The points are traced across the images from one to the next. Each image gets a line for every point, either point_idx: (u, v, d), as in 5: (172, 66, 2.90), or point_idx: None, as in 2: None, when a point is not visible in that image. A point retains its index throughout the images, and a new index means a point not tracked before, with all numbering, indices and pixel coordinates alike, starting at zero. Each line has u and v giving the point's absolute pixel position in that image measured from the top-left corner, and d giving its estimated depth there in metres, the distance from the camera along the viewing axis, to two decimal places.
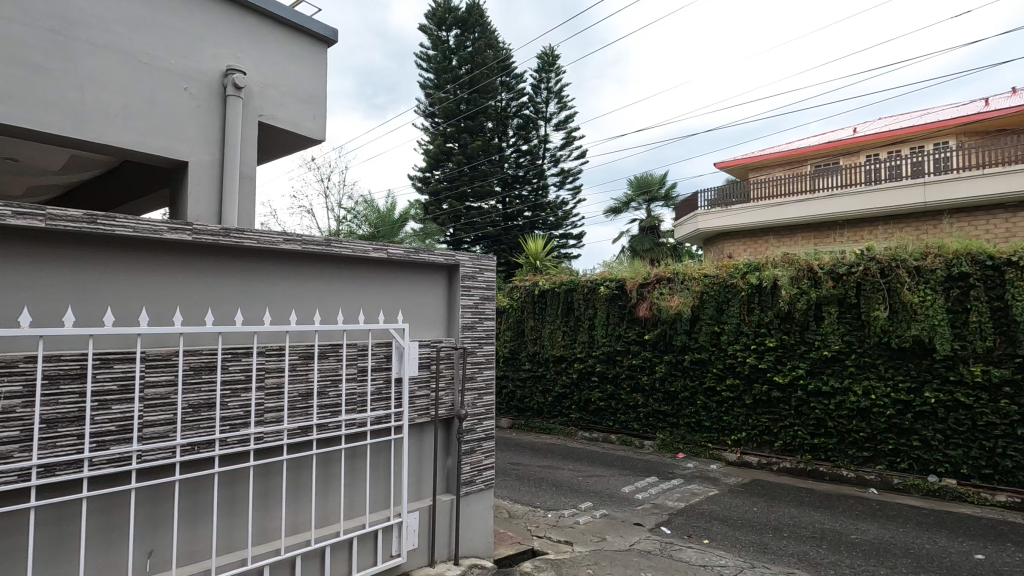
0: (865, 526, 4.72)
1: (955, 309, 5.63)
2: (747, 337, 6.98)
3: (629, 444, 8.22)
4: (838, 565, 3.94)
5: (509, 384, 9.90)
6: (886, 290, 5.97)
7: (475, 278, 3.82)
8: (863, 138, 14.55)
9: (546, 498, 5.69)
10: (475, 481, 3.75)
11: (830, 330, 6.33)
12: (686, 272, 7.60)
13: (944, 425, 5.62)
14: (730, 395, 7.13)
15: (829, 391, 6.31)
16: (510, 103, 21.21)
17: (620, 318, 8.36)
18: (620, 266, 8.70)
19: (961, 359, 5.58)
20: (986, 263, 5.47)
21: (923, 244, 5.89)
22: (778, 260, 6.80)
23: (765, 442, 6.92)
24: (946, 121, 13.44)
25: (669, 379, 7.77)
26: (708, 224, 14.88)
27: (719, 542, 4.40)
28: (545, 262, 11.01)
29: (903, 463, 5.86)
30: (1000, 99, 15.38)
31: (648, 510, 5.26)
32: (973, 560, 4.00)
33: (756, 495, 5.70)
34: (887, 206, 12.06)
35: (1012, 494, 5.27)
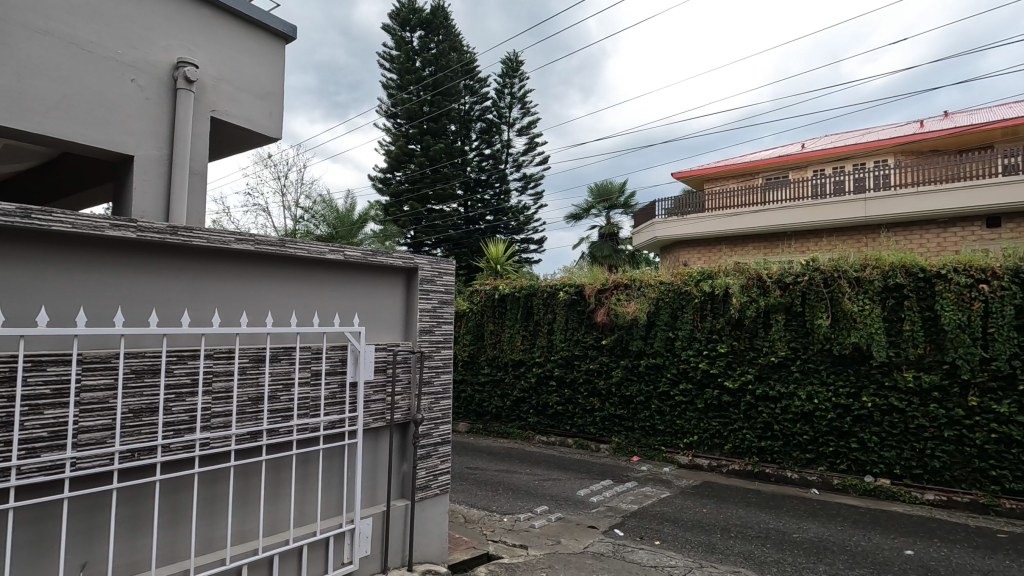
0: (807, 526, 4.93)
1: (891, 318, 5.97)
2: (700, 343, 7.19)
3: (585, 448, 8.31)
4: (780, 563, 4.10)
5: (467, 388, 9.88)
6: (828, 299, 6.28)
7: (433, 281, 3.81)
8: (809, 154, 15.24)
9: (502, 502, 5.69)
10: (430, 486, 3.73)
11: (777, 337, 6.60)
12: (643, 279, 7.76)
13: (880, 427, 5.94)
14: (683, 399, 7.32)
15: (776, 396, 6.58)
16: (474, 107, 21.58)
17: (579, 324, 8.47)
18: (579, 271, 8.81)
19: (895, 365, 5.91)
20: (919, 275, 5.81)
21: (863, 256, 6.20)
22: (729, 269, 7.05)
23: (715, 445, 7.13)
24: (885, 140, 14.23)
25: (624, 384, 7.92)
26: (665, 231, 15.26)
27: (670, 543, 4.50)
28: (506, 267, 11.05)
29: (842, 464, 6.16)
30: (934, 122, 16.37)
31: (603, 512, 5.35)
32: (903, 556, 4.24)
33: (706, 497, 5.86)
34: (831, 219, 12.68)
35: (939, 493, 5.62)
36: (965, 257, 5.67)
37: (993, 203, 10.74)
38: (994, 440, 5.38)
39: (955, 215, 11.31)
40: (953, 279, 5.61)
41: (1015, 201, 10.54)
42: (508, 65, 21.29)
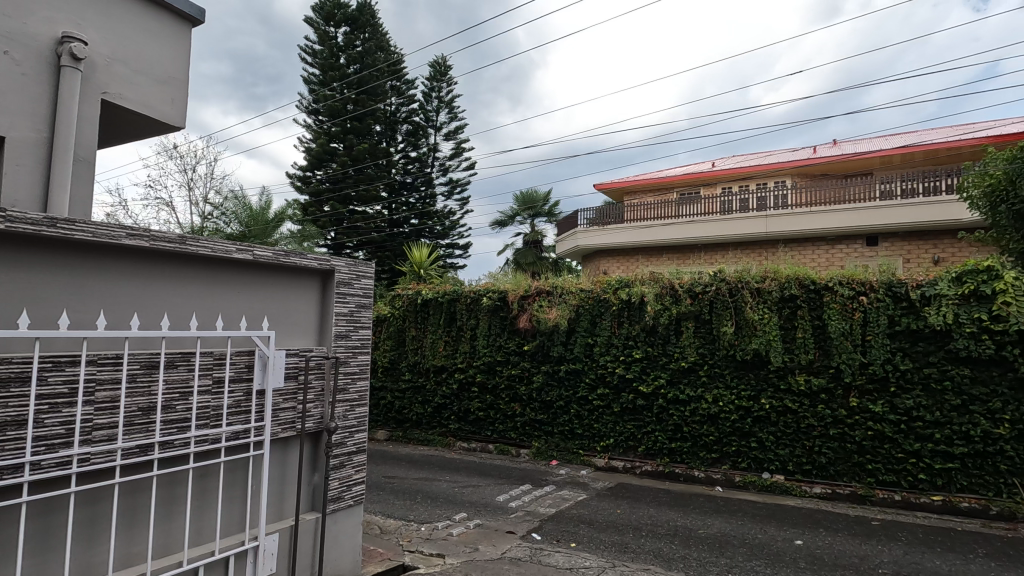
0: (711, 521, 5.22)
1: (786, 326, 6.48)
2: (617, 349, 7.45)
3: (506, 453, 8.35)
4: (687, 558, 4.32)
5: (387, 395, 9.63)
6: (733, 308, 6.72)
7: (351, 284, 3.69)
8: (718, 172, 16.29)
9: (420, 511, 5.58)
10: (344, 497, 3.59)
11: (687, 343, 6.97)
12: (564, 286, 7.94)
13: (776, 427, 6.42)
14: (601, 403, 7.54)
15: (685, 399, 6.94)
16: (400, 108, 21.43)
17: (501, 330, 8.52)
18: (503, 277, 8.86)
19: (789, 369, 6.41)
20: (810, 286, 6.36)
21: (763, 269, 6.69)
22: (645, 278, 7.37)
23: (630, 448, 7.40)
24: (784, 163, 15.49)
25: (545, 389, 8.05)
26: (587, 240, 15.72)
27: (585, 545, 4.60)
28: (430, 271, 10.89)
29: (743, 462, 6.59)
30: (825, 149, 18.04)
31: (521, 517, 5.38)
32: (794, 545, 4.60)
33: (620, 499, 6.06)
34: (736, 233, 13.61)
35: (825, 486, 6.16)
36: (849, 272, 6.27)
37: (872, 224, 11.99)
38: (870, 437, 5.97)
39: (841, 233, 12.50)
40: (838, 291, 6.19)
41: (889, 223, 11.81)
42: (435, 68, 21.20)
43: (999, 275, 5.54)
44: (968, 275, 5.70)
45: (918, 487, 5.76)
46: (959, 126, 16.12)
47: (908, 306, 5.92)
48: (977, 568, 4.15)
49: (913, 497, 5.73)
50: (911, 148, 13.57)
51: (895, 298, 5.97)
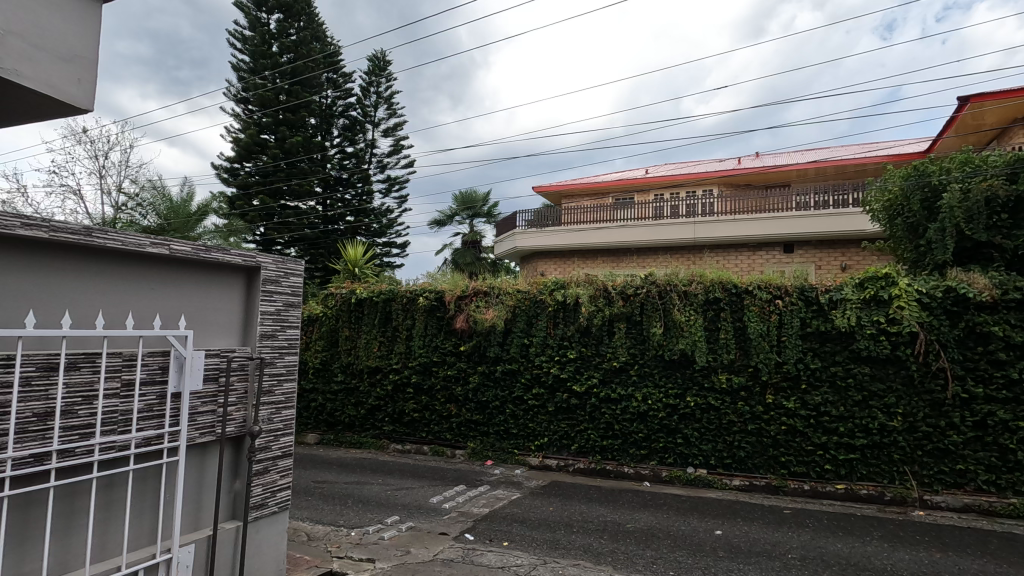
0: (639, 516, 5.41)
1: (710, 327, 6.82)
2: (552, 350, 7.58)
3: (441, 454, 8.28)
4: (615, 552, 4.45)
5: (318, 397, 9.30)
6: (662, 310, 6.99)
7: (278, 282, 3.55)
8: (651, 179, 16.90)
9: (350, 516, 5.43)
10: (267, 504, 3.46)
11: (619, 344, 7.19)
12: (502, 287, 7.99)
13: (700, 423, 6.75)
14: (535, 403, 7.64)
15: (617, 398, 7.16)
16: (337, 102, 20.80)
17: (438, 330, 8.45)
18: (440, 277, 8.79)
19: (713, 368, 6.75)
20: (732, 290, 6.73)
21: (690, 272, 7.01)
22: (580, 280, 7.54)
23: (564, 446, 7.54)
24: (711, 172, 16.29)
25: (481, 389, 8.05)
26: (525, 242, 15.86)
27: (518, 544, 4.64)
28: (365, 270, 10.62)
29: (670, 458, 6.89)
30: (749, 160, 19.13)
31: (454, 518, 5.35)
32: (714, 535, 4.84)
33: (553, 496, 6.16)
34: (667, 238, 14.19)
35: (743, 478, 6.53)
36: (767, 277, 6.68)
37: (789, 232, 12.82)
38: (784, 431, 6.38)
39: (762, 240, 13.29)
40: (758, 295, 6.58)
41: (804, 232, 12.69)
42: (374, 63, 20.76)
43: (895, 281, 6.09)
44: (868, 282, 6.22)
45: (825, 477, 6.22)
46: (865, 144, 17.55)
47: (818, 309, 6.38)
48: (872, 549, 4.55)
49: (820, 486, 6.18)
50: (825, 163, 14.62)
51: (807, 302, 6.41)
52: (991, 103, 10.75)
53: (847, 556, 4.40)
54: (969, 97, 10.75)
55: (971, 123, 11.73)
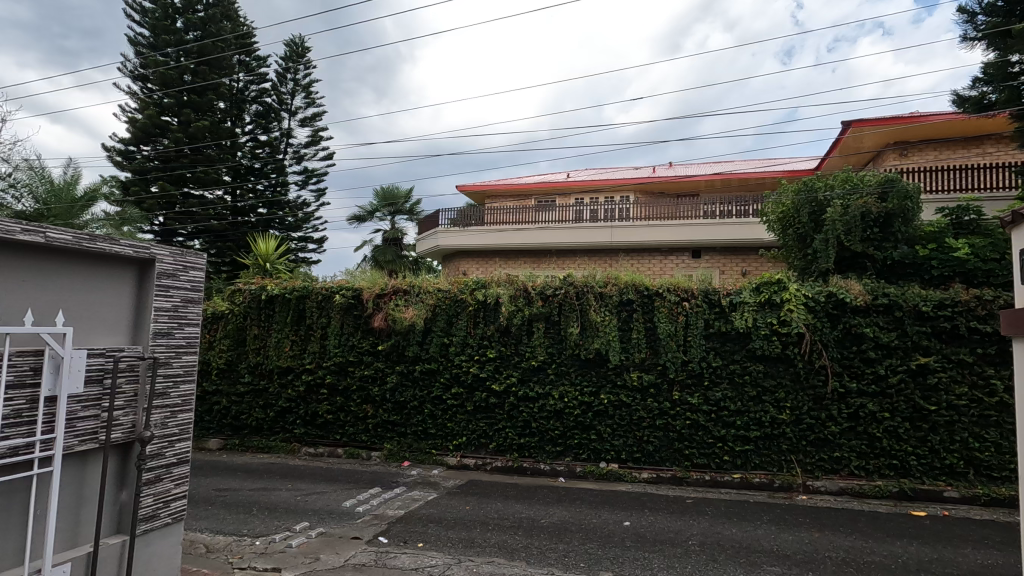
0: (553, 511, 5.55)
1: (623, 327, 7.12)
2: (472, 349, 7.59)
3: (355, 456, 8.04)
4: (528, 548, 4.53)
5: (222, 400, 8.73)
6: (579, 310, 7.21)
7: (176, 277, 3.31)
8: (571, 183, 17.36)
9: (255, 524, 5.15)
10: (159, 515, 3.21)
11: (538, 343, 7.33)
12: (422, 286, 7.90)
13: (612, 420, 7.03)
14: (454, 402, 7.62)
15: (534, 396, 7.31)
16: (249, 87, 19.62)
17: (355, 329, 8.20)
18: (359, 274, 8.52)
19: (626, 367, 7.05)
20: (644, 292, 7.07)
21: (606, 274, 7.28)
22: (501, 279, 7.62)
23: (482, 445, 7.57)
24: (628, 179, 16.99)
25: (399, 390, 7.91)
26: (448, 241, 15.76)
27: (433, 544, 4.61)
28: (277, 265, 10.08)
29: (584, 454, 7.13)
30: (663, 169, 20.16)
31: (367, 521, 5.23)
32: (623, 527, 5.07)
33: (470, 495, 6.18)
34: (585, 241, 14.64)
35: (651, 471, 6.88)
36: (676, 280, 7.08)
37: (697, 239, 13.65)
38: (688, 426, 6.78)
39: (672, 246, 14.05)
40: (667, 297, 6.95)
41: (710, 239, 13.56)
42: (292, 48, 19.79)
43: (786, 286, 6.67)
44: (764, 286, 6.76)
45: (724, 467, 6.69)
46: (764, 160, 19.04)
47: (720, 311, 6.83)
48: (762, 532, 4.95)
49: (719, 476, 6.63)
50: (729, 175, 15.69)
51: (710, 304, 6.85)
52: (869, 128, 12.04)
53: (740, 539, 4.76)
54: (851, 123, 11.99)
55: (852, 146, 13.07)
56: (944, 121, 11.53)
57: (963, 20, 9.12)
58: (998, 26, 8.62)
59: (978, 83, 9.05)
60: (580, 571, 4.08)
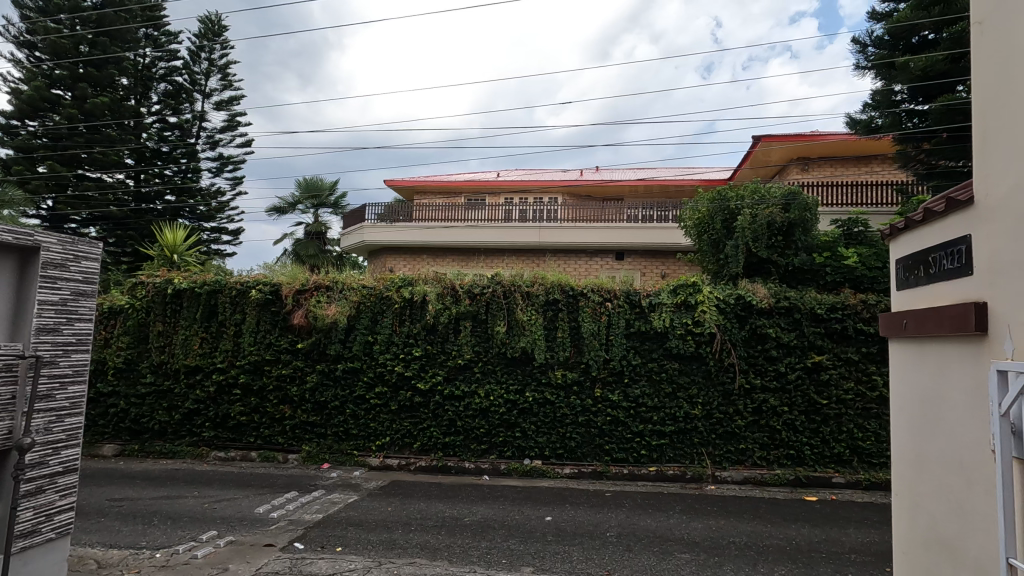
0: (477, 509, 5.57)
1: (549, 326, 7.26)
2: (397, 347, 7.45)
3: (271, 460, 7.66)
4: (450, 546, 4.52)
5: (119, 402, 8.02)
6: (505, 309, 7.27)
7: (65, 268, 3.02)
8: (500, 182, 17.46)
9: (156, 535, 4.78)
10: (40, 530, 2.92)
11: (464, 342, 7.32)
12: (345, 282, 7.66)
13: (537, 417, 7.16)
14: (378, 402, 7.44)
15: (460, 395, 7.29)
16: (157, 63, 18.14)
17: (272, 326, 7.81)
18: (277, 268, 8.12)
19: (550, 365, 7.19)
20: (569, 292, 7.24)
21: (533, 274, 7.38)
22: (428, 277, 7.53)
23: (406, 445, 7.46)
24: (556, 181, 17.32)
25: (319, 390, 7.62)
26: (374, 236, 15.34)
27: (352, 548, 4.48)
28: (186, 257, 9.38)
29: (508, 451, 7.19)
30: (590, 173, 20.76)
31: (282, 528, 5.00)
32: (544, 522, 5.17)
33: (392, 496, 6.06)
34: (514, 241, 14.78)
35: (573, 467, 7.06)
36: (599, 281, 7.29)
37: (620, 241, 14.15)
38: (609, 422, 7.03)
39: (598, 248, 14.48)
40: (591, 297, 7.16)
41: (633, 242, 14.10)
42: (206, 25, 18.52)
43: (700, 289, 7.06)
44: (681, 288, 7.12)
45: (641, 461, 6.98)
46: (683, 168, 20.05)
47: (640, 312, 7.13)
48: (674, 521, 5.23)
49: (636, 470, 6.92)
50: (652, 181, 16.40)
51: (631, 305, 7.13)
52: (776, 144, 12.99)
53: (654, 529, 5.00)
54: (761, 138, 12.90)
55: (762, 159, 14.06)
56: (839, 141, 12.66)
57: (856, 50, 10.08)
58: (885, 57, 9.58)
59: (868, 107, 10.02)
60: (502, 568, 4.12)
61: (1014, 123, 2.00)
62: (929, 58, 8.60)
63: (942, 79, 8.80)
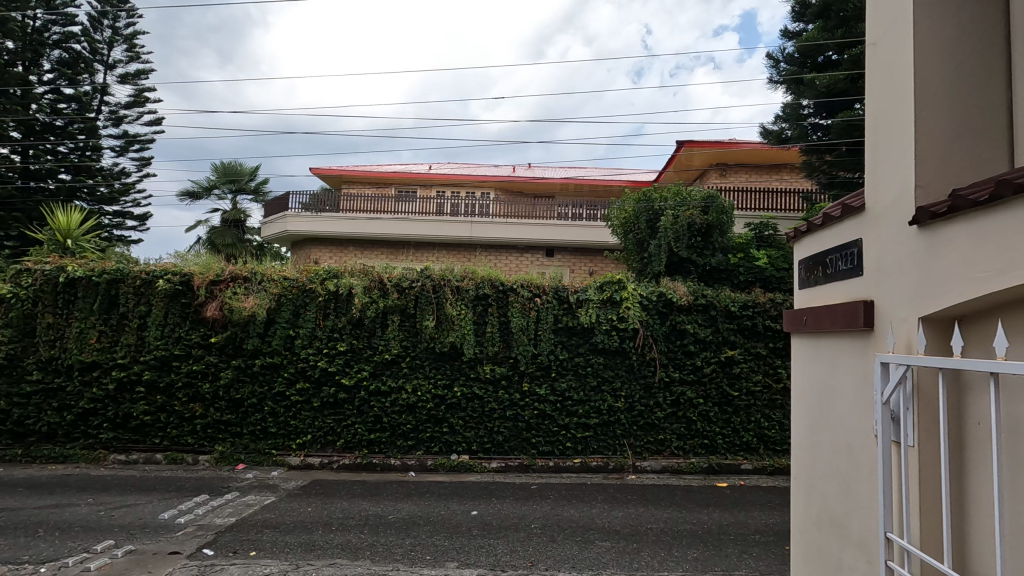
0: (402, 506, 5.48)
1: (478, 321, 7.25)
2: (320, 342, 7.18)
3: (179, 462, 7.15)
4: (373, 545, 4.41)
5: None
6: (435, 304, 7.19)
7: None
8: (432, 175, 17.23)
9: (42, 548, 4.34)
10: None
11: (391, 336, 7.16)
12: (265, 273, 7.27)
13: (465, 412, 7.15)
14: (299, 399, 7.14)
15: (386, 391, 7.13)
16: (50, 27, 16.37)
17: (182, 319, 7.29)
18: (189, 257, 7.57)
19: (479, 360, 7.19)
20: (499, 287, 7.25)
21: (463, 269, 7.33)
22: (355, 270, 7.31)
23: (328, 443, 7.21)
24: (489, 176, 17.31)
25: (234, 386, 7.19)
26: (297, 226, 14.66)
27: (267, 551, 4.28)
28: (82, 243, 8.53)
29: (435, 447, 7.13)
30: (523, 169, 20.92)
31: (189, 534, 4.68)
32: (470, 516, 5.17)
33: (313, 496, 5.84)
34: (445, 235, 14.64)
35: (500, 461, 7.11)
36: (529, 277, 7.35)
37: (551, 238, 14.38)
38: (536, 415, 7.15)
39: (528, 244, 14.64)
40: (521, 293, 7.21)
41: (563, 239, 14.36)
42: None
43: (625, 286, 7.30)
44: (607, 285, 7.32)
45: (566, 453, 7.14)
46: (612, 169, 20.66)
47: (567, 307, 7.27)
48: (597, 511, 5.39)
49: (562, 462, 7.07)
50: (582, 180, 16.79)
51: (559, 301, 7.25)
52: (698, 149, 13.64)
53: (577, 519, 5.13)
54: (684, 143, 13.53)
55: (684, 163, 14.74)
56: (754, 149, 13.48)
57: (770, 65, 10.77)
58: (795, 73, 10.30)
59: (779, 119, 10.75)
60: (426, 565, 4.07)
61: (900, 135, 2.19)
62: (832, 76, 9.35)
63: (843, 97, 9.53)
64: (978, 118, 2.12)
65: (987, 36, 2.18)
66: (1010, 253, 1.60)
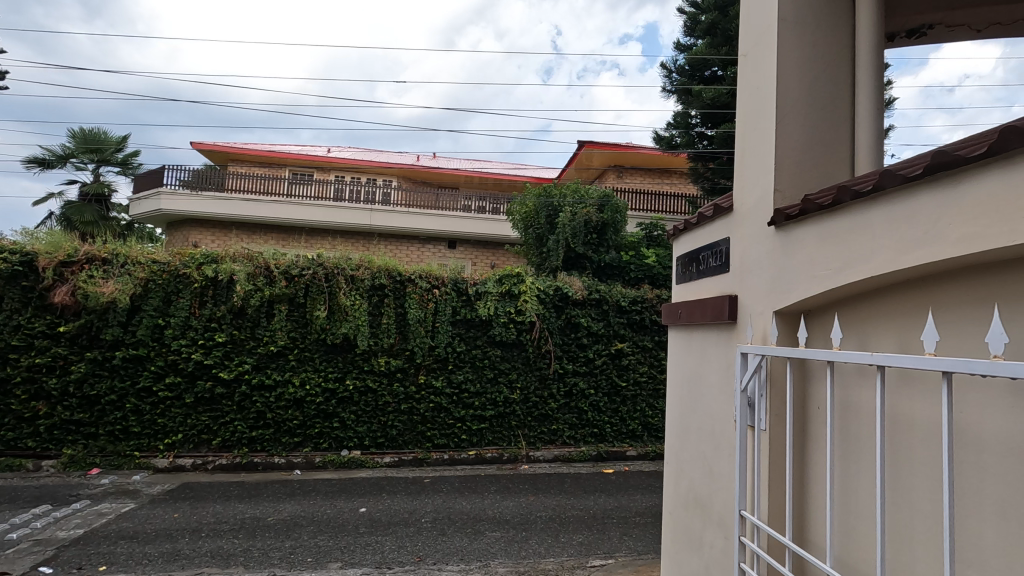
0: (283, 506, 5.16)
1: (374, 312, 7.00)
2: (195, 332, 6.55)
3: (14, 469, 6.19)
4: (247, 551, 4.10)
5: None
6: (327, 293, 6.83)
7: None
8: (331, 159, 16.41)
9: None
10: None
11: (277, 327, 6.70)
12: (129, 255, 6.53)
13: (357, 406, 6.88)
14: (168, 395, 6.49)
15: (271, 384, 6.67)
16: None
17: (23, 305, 6.34)
18: (34, 233, 6.58)
19: (373, 352, 6.94)
20: (397, 277, 7.05)
21: (359, 257, 7.04)
22: (238, 255, 6.74)
23: (202, 442, 6.64)
24: (392, 164, 16.80)
25: (88, 382, 6.37)
26: (172, 205, 13.28)
27: (120, 565, 3.84)
28: None
29: (325, 443, 6.80)
30: (428, 159, 20.55)
31: (22, 551, 4.06)
32: (359, 513, 4.98)
33: (180, 500, 5.33)
34: (341, 222, 13.98)
35: (393, 455, 6.94)
36: (428, 268, 7.21)
37: (453, 230, 14.25)
38: (432, 408, 7.05)
39: (430, 235, 14.41)
40: (419, 284, 7.06)
41: (465, 231, 14.30)
42: None
43: (523, 279, 7.41)
44: (505, 279, 7.38)
45: (461, 445, 7.12)
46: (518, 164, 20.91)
47: (466, 299, 7.23)
48: (488, 502, 5.42)
49: (456, 454, 7.05)
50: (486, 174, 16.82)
51: (457, 292, 7.19)
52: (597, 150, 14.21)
53: (469, 511, 5.13)
54: (585, 143, 14.05)
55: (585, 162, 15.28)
56: (648, 152, 14.23)
57: (664, 74, 11.40)
58: (684, 84, 10.95)
59: (670, 126, 11.45)
60: (306, 567, 3.86)
61: (763, 143, 2.37)
62: (716, 90, 10.24)
63: (725, 110, 10.45)
64: (829, 133, 2.35)
65: (838, 59, 2.42)
66: (848, 253, 1.77)
